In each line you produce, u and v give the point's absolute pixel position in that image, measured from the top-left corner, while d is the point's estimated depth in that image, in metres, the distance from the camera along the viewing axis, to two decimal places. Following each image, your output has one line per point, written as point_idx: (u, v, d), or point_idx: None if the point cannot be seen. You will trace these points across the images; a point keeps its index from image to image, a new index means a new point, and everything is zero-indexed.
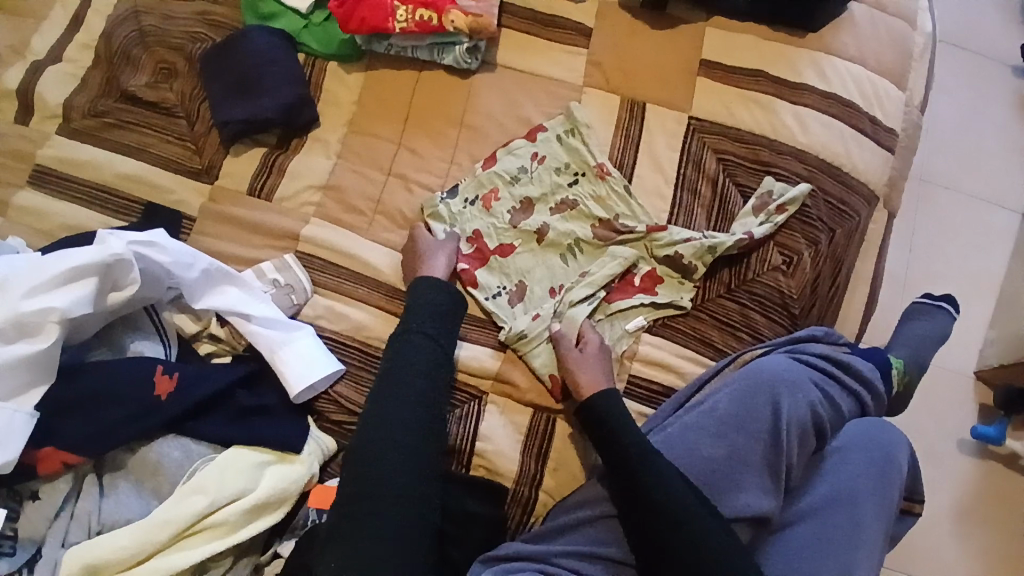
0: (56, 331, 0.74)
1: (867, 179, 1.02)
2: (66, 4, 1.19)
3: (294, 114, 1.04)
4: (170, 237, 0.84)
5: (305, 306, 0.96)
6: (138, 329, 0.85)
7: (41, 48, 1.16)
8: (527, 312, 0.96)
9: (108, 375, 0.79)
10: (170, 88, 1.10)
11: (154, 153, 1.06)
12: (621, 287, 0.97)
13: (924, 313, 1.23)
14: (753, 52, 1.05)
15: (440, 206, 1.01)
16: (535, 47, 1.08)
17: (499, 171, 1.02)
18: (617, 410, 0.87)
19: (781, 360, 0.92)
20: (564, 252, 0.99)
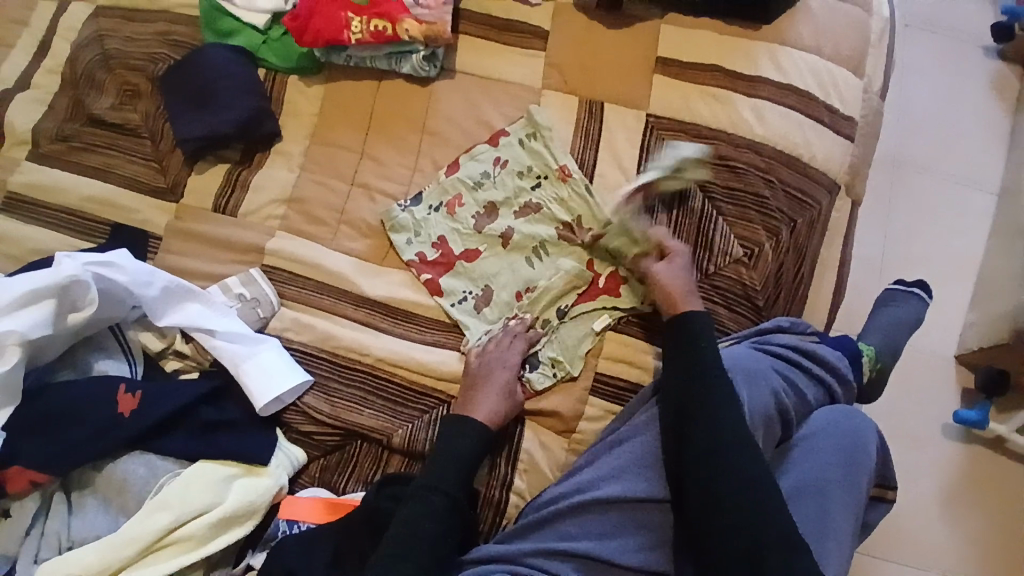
0: (16, 353, 0.75)
1: (827, 168, 1.02)
2: (31, 31, 1.21)
3: (253, 129, 1.05)
4: (131, 257, 0.85)
5: (274, 319, 0.97)
6: (103, 348, 0.86)
7: (6, 75, 1.17)
8: (492, 317, 0.97)
9: (72, 393, 0.80)
10: (133, 109, 1.11)
11: (120, 173, 1.07)
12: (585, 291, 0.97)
13: (896, 299, 1.23)
14: (709, 46, 1.05)
15: (402, 213, 1.01)
16: (492, 52, 1.09)
17: (463, 177, 1.03)
18: (697, 331, 0.89)
19: (744, 350, 0.92)
20: (529, 254, 1.00)
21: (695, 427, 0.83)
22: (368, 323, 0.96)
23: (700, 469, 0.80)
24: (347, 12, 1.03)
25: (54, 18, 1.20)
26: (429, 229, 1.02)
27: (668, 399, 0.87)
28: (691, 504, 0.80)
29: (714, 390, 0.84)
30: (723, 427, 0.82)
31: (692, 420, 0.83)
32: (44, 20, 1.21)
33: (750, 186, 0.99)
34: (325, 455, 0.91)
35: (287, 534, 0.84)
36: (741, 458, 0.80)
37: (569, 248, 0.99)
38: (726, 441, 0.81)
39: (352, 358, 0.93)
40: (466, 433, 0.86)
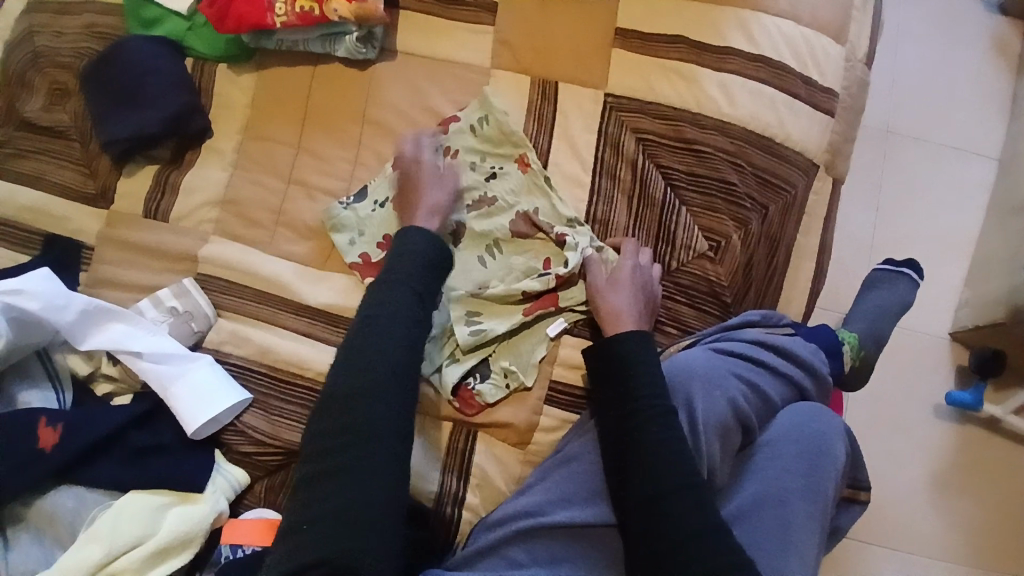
0: None
1: (803, 149, 0.93)
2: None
3: (181, 126, 0.98)
4: (47, 279, 0.81)
5: (211, 332, 0.92)
6: (27, 376, 0.82)
7: None
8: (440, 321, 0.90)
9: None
10: (64, 109, 1.04)
11: (49, 179, 1.01)
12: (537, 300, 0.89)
13: (883, 282, 1.16)
14: (675, 13, 0.95)
15: (344, 211, 0.94)
16: (437, 29, 1.00)
17: None
18: (637, 351, 0.81)
19: (700, 354, 0.86)
20: (483, 252, 0.92)
21: (631, 462, 0.77)
22: (309, 334, 0.91)
23: (639, 510, 0.75)
24: None
25: None
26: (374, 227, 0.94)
27: (606, 430, 0.81)
28: (632, 536, 0.75)
29: (650, 423, 0.77)
30: (660, 464, 0.75)
31: (629, 456, 0.77)
32: None
33: (715, 172, 0.90)
34: (269, 475, 0.87)
35: (231, 559, 0.80)
36: (681, 500, 0.73)
37: (524, 244, 0.92)
38: (669, 481, 0.74)
39: (293, 373, 0.89)
40: (423, 244, 0.84)
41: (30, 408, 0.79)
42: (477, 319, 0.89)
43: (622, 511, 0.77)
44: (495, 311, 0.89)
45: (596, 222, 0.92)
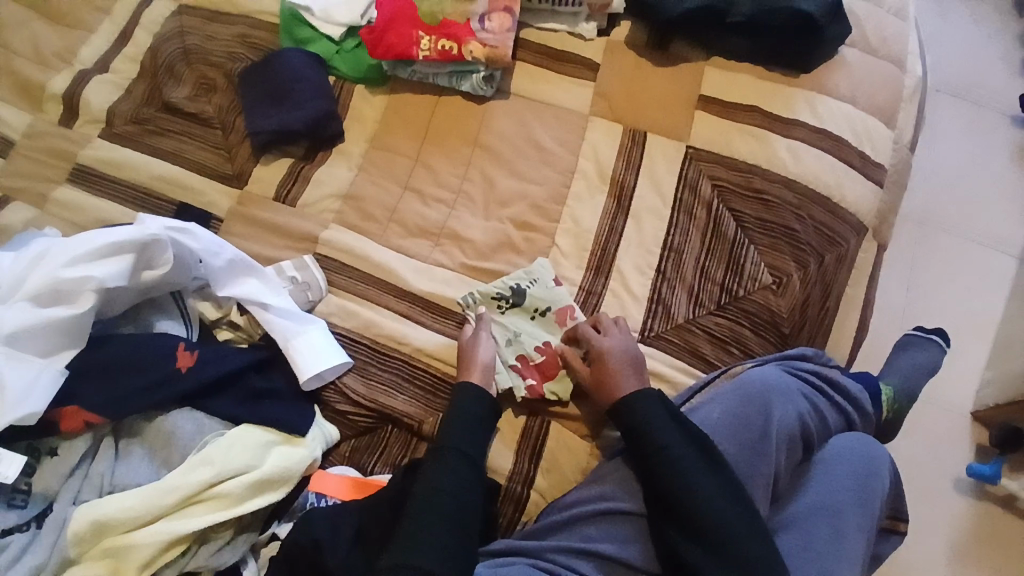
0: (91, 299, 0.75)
1: (856, 210, 1.08)
2: (114, 20, 1.31)
3: (320, 128, 1.12)
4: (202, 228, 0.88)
5: (320, 303, 1.02)
6: (163, 310, 0.88)
7: (87, 57, 1.27)
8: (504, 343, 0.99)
9: (137, 345, 0.81)
10: (209, 101, 1.19)
11: (188, 159, 1.15)
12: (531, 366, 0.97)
13: (912, 345, 1.28)
14: (750, 89, 1.14)
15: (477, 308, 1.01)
16: (545, 78, 1.18)
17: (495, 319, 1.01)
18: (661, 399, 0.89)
19: (774, 372, 0.96)
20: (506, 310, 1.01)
21: (675, 487, 0.84)
22: (409, 316, 1.02)
23: (694, 527, 0.81)
24: (419, 31, 1.13)
25: (135, 10, 1.31)
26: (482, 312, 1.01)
27: (652, 452, 0.86)
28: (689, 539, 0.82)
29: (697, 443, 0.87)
30: (719, 488, 0.84)
31: (670, 477, 0.84)
32: (126, 11, 1.31)
33: (781, 219, 1.04)
34: (357, 436, 0.95)
35: (316, 506, 0.88)
36: (743, 521, 0.82)
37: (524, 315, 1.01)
38: (712, 498, 0.83)
39: (392, 346, 0.98)
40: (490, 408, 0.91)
41: (169, 335, 0.84)
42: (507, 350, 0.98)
43: (665, 528, 0.84)
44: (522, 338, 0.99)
45: (672, 250, 1.05)
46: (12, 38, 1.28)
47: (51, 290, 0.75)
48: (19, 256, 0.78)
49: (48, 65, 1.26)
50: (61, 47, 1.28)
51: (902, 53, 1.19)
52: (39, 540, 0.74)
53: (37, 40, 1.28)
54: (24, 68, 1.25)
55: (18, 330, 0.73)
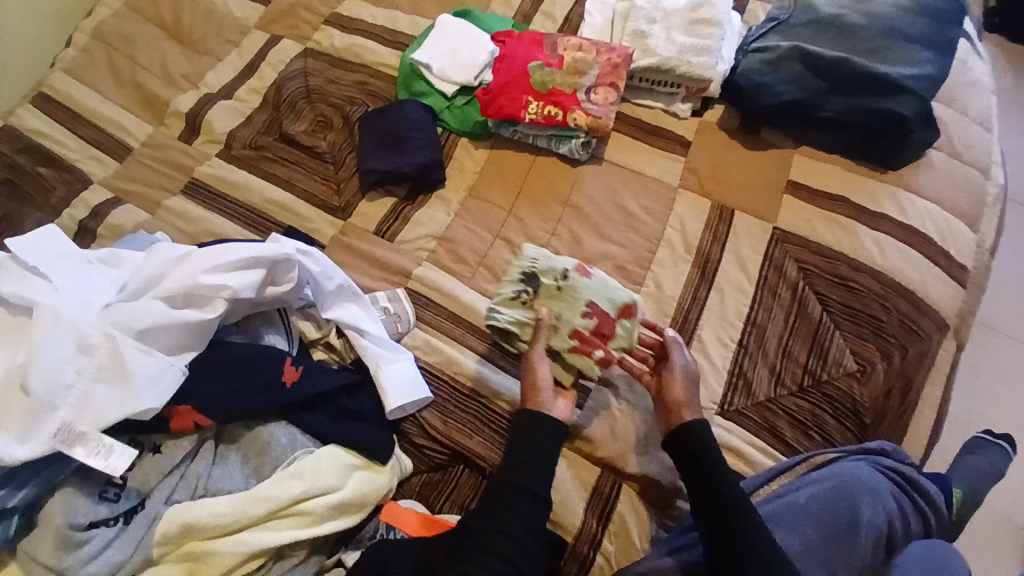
0: (222, 306, 0.80)
1: (939, 307, 1.09)
2: (243, 53, 1.43)
3: (426, 173, 1.19)
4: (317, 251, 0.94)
5: (407, 336, 1.06)
6: (271, 324, 0.93)
7: (214, 83, 1.39)
8: (559, 331, 0.95)
9: (248, 352, 0.86)
10: (323, 137, 1.29)
11: (298, 187, 1.23)
12: (594, 341, 0.95)
13: (977, 450, 1.23)
14: (838, 180, 1.18)
15: (506, 315, 0.96)
16: (638, 150, 1.24)
17: (533, 318, 0.96)
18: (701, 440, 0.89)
19: (863, 466, 0.95)
20: (532, 296, 0.97)
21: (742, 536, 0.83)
22: (489, 357, 1.04)
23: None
24: (528, 97, 1.21)
25: (262, 46, 1.43)
26: (515, 314, 0.96)
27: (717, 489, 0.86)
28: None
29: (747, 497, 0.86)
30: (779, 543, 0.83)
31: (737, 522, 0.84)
32: (254, 46, 1.44)
33: (867, 308, 1.05)
34: (428, 471, 0.96)
35: (385, 537, 0.87)
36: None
37: (557, 289, 0.97)
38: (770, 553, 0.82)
39: (472, 387, 1.00)
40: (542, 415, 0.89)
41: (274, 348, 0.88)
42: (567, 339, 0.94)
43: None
44: (568, 313, 0.96)
45: (754, 326, 1.06)
46: (152, 60, 1.41)
47: (189, 292, 0.80)
48: (163, 255, 0.84)
49: (179, 87, 1.38)
50: (192, 72, 1.40)
51: (987, 161, 1.22)
52: (124, 534, 0.76)
53: (173, 64, 1.41)
54: (157, 87, 1.38)
55: (155, 326, 0.78)
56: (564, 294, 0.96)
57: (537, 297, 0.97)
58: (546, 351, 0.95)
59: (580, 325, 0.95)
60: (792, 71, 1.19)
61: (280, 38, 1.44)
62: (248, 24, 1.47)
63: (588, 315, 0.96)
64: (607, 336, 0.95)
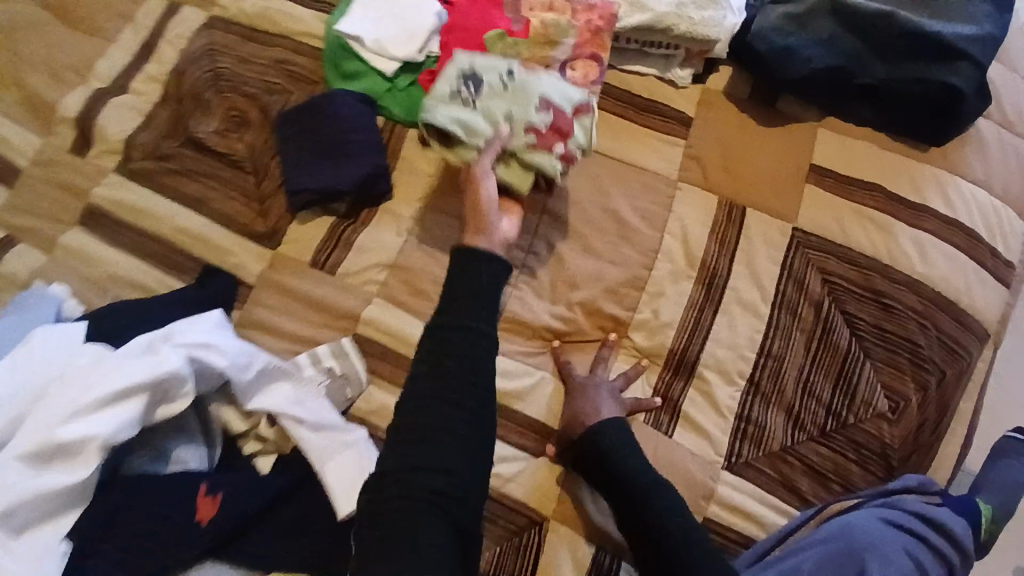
0: (97, 456, 0.69)
1: (982, 317, 0.93)
2: (137, 28, 1.13)
3: (368, 186, 0.97)
4: (228, 334, 0.80)
5: (359, 399, 0.89)
6: (183, 430, 0.79)
7: (107, 73, 1.10)
8: (514, 135, 0.85)
9: (150, 490, 0.73)
10: (240, 138, 1.03)
11: (215, 209, 1.00)
12: (548, 139, 0.86)
13: (1009, 453, 1.06)
14: (873, 163, 0.97)
15: (444, 110, 0.85)
16: (629, 134, 1.00)
17: (473, 117, 0.85)
18: (610, 441, 0.84)
19: (872, 520, 0.82)
20: (471, 101, 0.86)
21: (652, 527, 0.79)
22: None
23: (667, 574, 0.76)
24: None
25: (158, 17, 1.13)
26: (452, 112, 0.85)
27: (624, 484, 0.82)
28: None
29: (658, 493, 0.81)
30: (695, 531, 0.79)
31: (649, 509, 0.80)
32: (150, 18, 1.13)
33: (903, 330, 0.90)
34: None
35: None
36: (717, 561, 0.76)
37: (502, 84, 0.87)
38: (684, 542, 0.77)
39: None
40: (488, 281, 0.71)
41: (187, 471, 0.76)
42: (517, 152, 0.85)
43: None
44: (516, 99, 0.86)
45: (771, 357, 0.90)
46: (24, 44, 1.11)
47: (55, 448, 0.69)
48: (22, 406, 0.73)
49: (64, 81, 1.10)
50: (79, 60, 1.11)
51: None
52: None
53: (49, 49, 1.11)
54: (37, 84, 1.09)
55: (19, 500, 0.67)
56: (512, 82, 0.87)
57: (481, 90, 0.87)
58: (496, 157, 0.84)
59: (535, 119, 0.86)
60: (823, 29, 0.95)
61: (180, 4, 1.14)
62: None
63: (541, 108, 0.86)
64: (563, 133, 0.87)
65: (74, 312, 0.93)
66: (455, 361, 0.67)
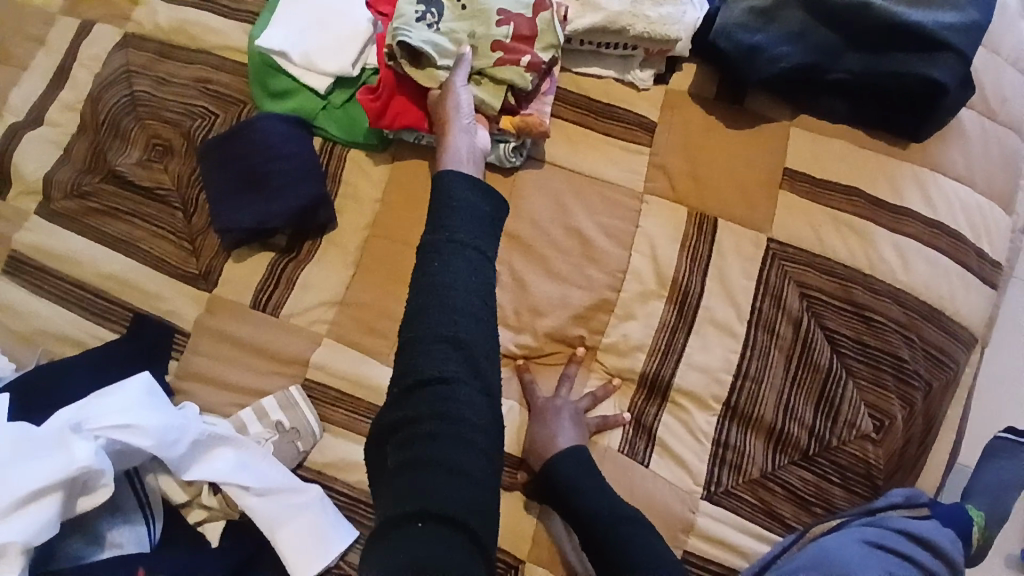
0: (20, 561, 0.62)
1: (969, 323, 0.89)
2: (50, 51, 1.03)
3: (307, 217, 0.88)
4: (154, 404, 0.73)
5: (314, 450, 0.83)
6: (117, 510, 0.73)
7: (21, 103, 1.00)
8: (480, 34, 0.85)
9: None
10: (165, 168, 0.94)
11: (143, 249, 0.91)
12: (517, 44, 0.85)
13: (998, 454, 1.02)
14: (850, 163, 0.90)
15: (409, 28, 0.82)
16: (589, 144, 0.93)
17: (438, 38, 0.83)
18: (575, 476, 0.78)
19: (855, 543, 0.76)
20: (434, 4, 0.85)
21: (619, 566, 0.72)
22: None
23: None
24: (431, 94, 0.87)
25: (71, 38, 1.03)
26: (420, 34, 0.83)
27: (588, 524, 0.75)
28: None
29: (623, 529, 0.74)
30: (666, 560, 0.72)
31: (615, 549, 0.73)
32: (64, 39, 1.03)
33: (885, 343, 0.85)
34: None
35: None
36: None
37: None
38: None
39: None
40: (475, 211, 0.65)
41: (125, 554, 0.71)
42: (487, 31, 0.85)
43: None
44: (476, 13, 0.86)
45: (748, 379, 0.85)
46: None
47: None
48: None
49: None
50: None
51: None
52: None
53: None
54: None
55: None
56: None
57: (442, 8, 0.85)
58: (467, 74, 0.83)
59: (501, 33, 0.85)
60: (793, 20, 0.88)
61: (94, 21, 1.03)
62: (53, 8, 1.06)
63: (503, 22, 0.85)
64: (528, 40, 0.86)
65: (7, 371, 0.83)
66: (455, 311, 0.59)
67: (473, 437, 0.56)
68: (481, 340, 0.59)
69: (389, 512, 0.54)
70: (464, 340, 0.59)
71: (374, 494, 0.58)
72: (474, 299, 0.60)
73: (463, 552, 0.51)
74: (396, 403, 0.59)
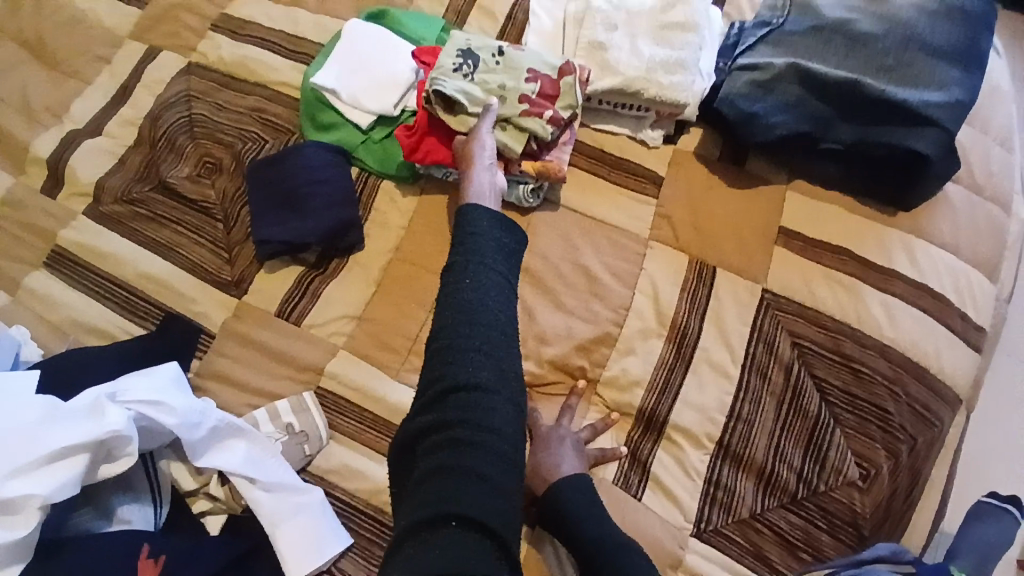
0: (36, 515, 0.66)
1: (954, 383, 0.93)
2: (116, 72, 1.14)
3: (338, 237, 0.96)
4: (178, 390, 0.78)
5: (319, 456, 0.86)
6: (129, 489, 0.77)
7: (81, 115, 1.11)
8: (506, 89, 0.95)
9: (92, 553, 0.70)
10: (211, 183, 1.03)
11: (181, 254, 0.98)
12: (540, 101, 0.95)
13: (986, 519, 1.04)
14: (841, 226, 0.98)
15: (446, 80, 0.94)
16: (601, 191, 1.01)
17: (470, 89, 0.94)
18: (571, 501, 0.79)
19: None
20: (468, 62, 0.96)
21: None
22: None
23: None
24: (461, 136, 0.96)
25: (137, 63, 1.14)
26: (454, 85, 0.93)
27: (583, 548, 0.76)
28: None
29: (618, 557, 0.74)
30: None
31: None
32: (127, 64, 1.14)
33: (871, 396, 0.90)
34: None
35: None
36: None
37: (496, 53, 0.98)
38: None
39: None
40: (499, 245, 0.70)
41: (133, 530, 0.73)
42: (514, 89, 0.95)
43: None
44: (507, 72, 0.97)
45: (739, 420, 0.89)
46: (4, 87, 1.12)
47: None
48: None
49: (38, 121, 1.10)
50: (56, 101, 1.12)
51: (1007, 193, 1.05)
52: None
53: (30, 93, 1.12)
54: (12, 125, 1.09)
55: None
56: (505, 55, 0.98)
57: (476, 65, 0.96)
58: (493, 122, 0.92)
59: (527, 89, 0.95)
60: (790, 93, 0.96)
61: (160, 50, 1.15)
62: (119, 33, 1.18)
63: (529, 81, 0.96)
64: (551, 99, 0.96)
65: (34, 356, 0.89)
66: (488, 331, 0.63)
67: (504, 448, 0.59)
68: (505, 357, 0.63)
69: (413, 517, 0.56)
70: (487, 350, 0.63)
71: (398, 504, 0.61)
72: (500, 315, 0.65)
73: (491, 557, 0.53)
74: (428, 409, 0.62)
